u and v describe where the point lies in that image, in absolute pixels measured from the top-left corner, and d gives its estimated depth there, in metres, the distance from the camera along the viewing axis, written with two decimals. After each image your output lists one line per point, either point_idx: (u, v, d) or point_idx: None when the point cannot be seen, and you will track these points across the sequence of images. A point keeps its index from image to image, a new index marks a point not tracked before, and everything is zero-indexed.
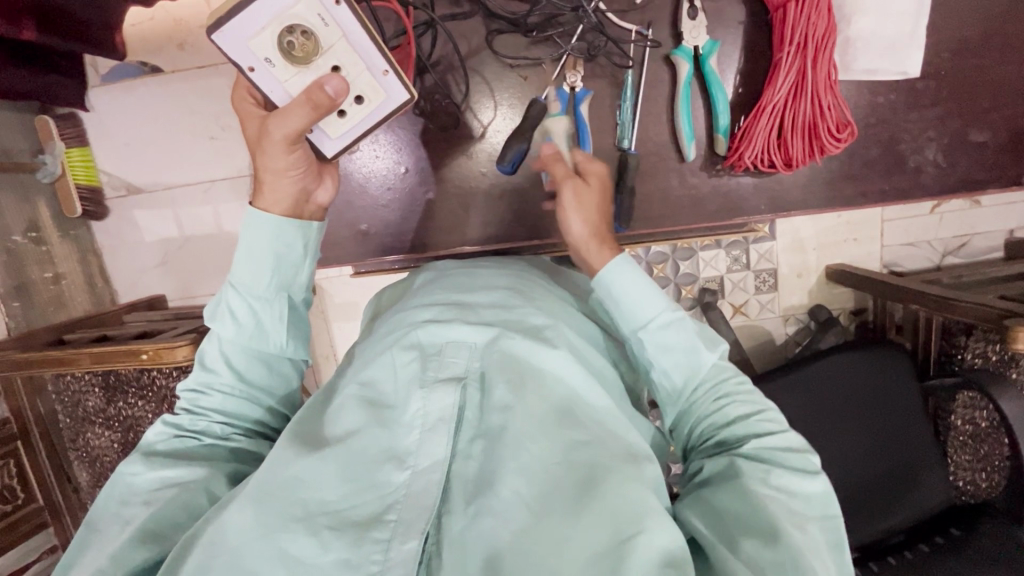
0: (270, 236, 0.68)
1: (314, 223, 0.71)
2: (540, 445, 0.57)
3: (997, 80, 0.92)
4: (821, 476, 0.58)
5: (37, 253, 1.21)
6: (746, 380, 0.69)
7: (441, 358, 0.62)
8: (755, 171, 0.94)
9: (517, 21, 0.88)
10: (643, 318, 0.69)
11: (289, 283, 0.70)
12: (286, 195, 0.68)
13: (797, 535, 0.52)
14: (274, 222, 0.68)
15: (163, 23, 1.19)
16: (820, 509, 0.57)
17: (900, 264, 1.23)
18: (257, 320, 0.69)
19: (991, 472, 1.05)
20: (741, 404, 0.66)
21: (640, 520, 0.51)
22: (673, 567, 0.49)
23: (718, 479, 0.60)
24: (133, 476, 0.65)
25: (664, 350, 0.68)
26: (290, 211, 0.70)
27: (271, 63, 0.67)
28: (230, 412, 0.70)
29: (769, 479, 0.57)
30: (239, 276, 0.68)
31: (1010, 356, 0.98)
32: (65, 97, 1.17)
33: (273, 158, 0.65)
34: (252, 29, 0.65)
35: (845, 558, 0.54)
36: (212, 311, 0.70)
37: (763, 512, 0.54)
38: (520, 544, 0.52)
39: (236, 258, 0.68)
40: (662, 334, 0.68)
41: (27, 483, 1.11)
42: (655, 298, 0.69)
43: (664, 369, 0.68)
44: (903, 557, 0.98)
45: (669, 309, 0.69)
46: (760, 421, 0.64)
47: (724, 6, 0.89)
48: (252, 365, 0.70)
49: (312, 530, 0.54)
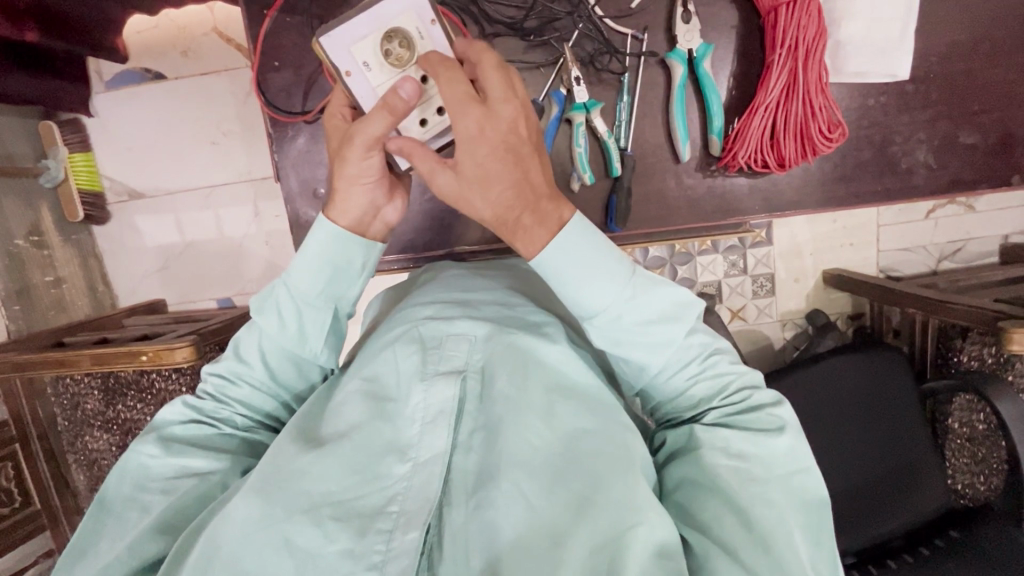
0: (330, 248, 0.64)
1: (377, 245, 0.67)
2: (541, 436, 0.57)
3: (985, 84, 0.93)
4: (784, 433, 0.59)
5: (38, 257, 1.22)
6: (712, 349, 0.65)
7: (441, 352, 0.63)
8: (749, 172, 0.95)
9: (515, 26, 0.88)
10: (587, 308, 0.60)
11: (339, 296, 0.67)
12: (354, 205, 0.64)
13: (764, 520, 0.55)
14: (338, 232, 0.64)
15: (166, 31, 1.22)
16: (784, 469, 0.58)
17: (895, 268, 1.24)
18: (300, 324, 0.67)
19: (988, 475, 1.05)
20: (710, 377, 0.64)
21: (644, 511, 0.52)
22: (669, 558, 0.50)
23: (681, 455, 0.62)
24: (148, 458, 0.66)
25: (622, 339, 0.60)
26: (354, 225, 0.65)
27: (368, 68, 0.64)
28: (252, 406, 0.70)
29: (728, 448, 0.59)
30: (294, 278, 0.65)
31: (1005, 358, 0.99)
32: (68, 103, 1.18)
33: (351, 162, 0.60)
34: (356, 35, 0.64)
35: (812, 525, 0.57)
36: (259, 303, 0.67)
37: (726, 489, 0.57)
38: (521, 532, 0.54)
39: (296, 261, 0.65)
40: (616, 326, 0.60)
41: (24, 486, 1.11)
42: (599, 287, 0.59)
43: (630, 360, 0.62)
44: (904, 561, 0.98)
45: (616, 296, 0.59)
46: (729, 395, 0.63)
47: (716, 11, 0.90)
48: (283, 364, 0.69)
49: (316, 521, 0.54)
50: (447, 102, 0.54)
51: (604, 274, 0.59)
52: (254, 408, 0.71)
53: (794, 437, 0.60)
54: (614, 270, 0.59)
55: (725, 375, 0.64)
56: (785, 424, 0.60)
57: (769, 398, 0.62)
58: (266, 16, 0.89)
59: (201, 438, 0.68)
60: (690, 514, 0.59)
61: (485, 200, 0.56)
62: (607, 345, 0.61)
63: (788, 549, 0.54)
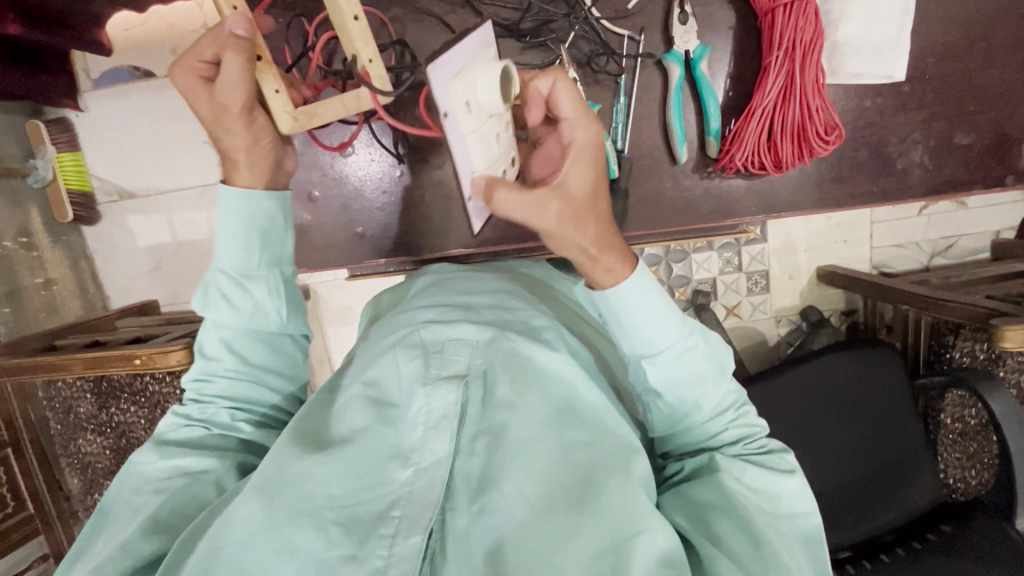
0: (248, 210, 0.66)
1: (288, 192, 0.70)
2: (544, 448, 0.58)
3: (979, 84, 0.93)
4: (794, 475, 0.61)
5: (27, 259, 1.20)
6: (744, 397, 0.66)
7: (444, 356, 0.62)
8: (746, 173, 0.95)
9: (511, 27, 0.87)
10: (648, 348, 0.60)
11: (277, 258, 0.69)
12: (250, 164, 0.65)
13: (773, 536, 0.57)
14: (245, 194, 0.66)
15: (155, 28, 1.19)
16: (790, 506, 0.60)
17: (889, 264, 1.25)
18: (233, 300, 0.67)
19: (980, 469, 1.07)
20: (738, 426, 0.64)
21: (644, 519, 0.54)
22: (672, 566, 0.53)
23: (697, 476, 0.62)
24: (144, 464, 0.67)
25: (678, 378, 0.60)
26: (267, 180, 0.67)
27: (469, 107, 0.58)
28: (236, 398, 0.70)
29: (742, 478, 0.60)
30: (220, 254, 0.67)
31: (997, 355, 1.00)
32: (55, 98, 1.16)
33: (238, 132, 0.62)
34: (457, 73, 0.58)
35: (814, 546, 0.60)
36: (199, 301, 0.68)
37: (740, 508, 0.58)
38: (525, 536, 0.55)
39: (217, 237, 0.66)
40: (682, 361, 0.60)
41: (17, 491, 1.09)
42: (662, 326, 0.59)
43: (682, 399, 0.61)
44: (897, 553, 0.99)
45: (683, 335, 0.60)
46: (752, 443, 0.63)
47: (713, 12, 0.90)
48: (255, 348, 0.70)
49: (319, 525, 0.55)
50: (571, 106, 0.56)
51: (672, 308, 0.60)
52: (241, 401, 0.70)
53: (804, 479, 0.61)
54: (674, 314, 0.60)
55: (750, 428, 0.64)
56: (796, 470, 0.62)
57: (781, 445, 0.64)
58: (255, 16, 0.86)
59: (201, 439, 0.68)
60: (698, 523, 0.59)
61: (590, 228, 0.53)
62: (664, 384, 0.61)
63: (793, 564, 0.56)
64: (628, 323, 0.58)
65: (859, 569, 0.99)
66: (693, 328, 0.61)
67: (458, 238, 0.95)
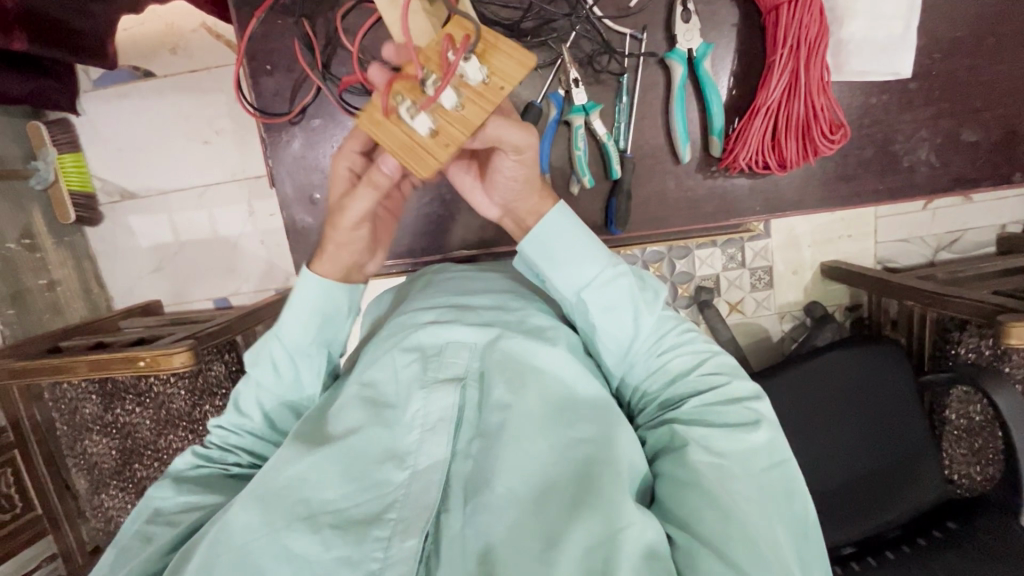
0: (320, 299, 0.65)
1: (362, 284, 0.69)
2: (536, 444, 0.57)
3: (986, 80, 0.92)
4: (760, 426, 0.60)
5: (30, 260, 1.21)
6: (689, 328, 0.70)
7: (441, 359, 0.63)
8: (750, 173, 0.94)
9: (512, 26, 0.85)
10: (581, 280, 0.66)
11: (331, 339, 0.69)
12: (345, 260, 0.66)
13: (743, 510, 0.55)
14: (324, 284, 0.65)
15: (153, 28, 1.19)
16: (763, 463, 0.59)
17: (894, 259, 1.24)
18: (296, 371, 0.68)
19: (985, 465, 1.07)
20: (684, 354, 0.68)
21: (627, 515, 0.52)
22: (657, 559, 0.51)
23: (666, 454, 0.62)
24: (161, 500, 0.67)
25: (608, 308, 0.65)
26: (341, 275, 0.67)
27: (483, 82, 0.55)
28: (258, 452, 0.71)
29: (708, 446, 0.59)
30: (283, 332, 0.66)
31: (1002, 350, 1.00)
32: (57, 102, 1.15)
33: (341, 230, 0.63)
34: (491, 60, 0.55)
35: (794, 508, 0.58)
36: (252, 359, 0.68)
37: (705, 484, 0.57)
38: (512, 537, 0.53)
39: (283, 315, 0.66)
40: (611, 288, 0.65)
41: (25, 492, 1.10)
42: (587, 252, 0.66)
43: (614, 331, 0.66)
44: (901, 550, 0.98)
45: (610, 264, 0.66)
46: (706, 377, 0.65)
47: (716, 9, 0.89)
48: (285, 414, 0.71)
49: (314, 529, 0.55)
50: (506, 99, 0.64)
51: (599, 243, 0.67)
52: (260, 456, 0.71)
53: (771, 430, 0.61)
54: (597, 246, 0.67)
55: (701, 355, 0.68)
56: (761, 419, 0.61)
57: (747, 393, 0.64)
58: (252, 16, 0.84)
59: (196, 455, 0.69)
60: (672, 513, 0.57)
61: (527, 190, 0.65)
62: (600, 313, 0.65)
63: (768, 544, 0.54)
64: (558, 252, 0.66)
65: (862, 566, 0.98)
66: (622, 265, 0.67)
67: (461, 239, 0.95)
